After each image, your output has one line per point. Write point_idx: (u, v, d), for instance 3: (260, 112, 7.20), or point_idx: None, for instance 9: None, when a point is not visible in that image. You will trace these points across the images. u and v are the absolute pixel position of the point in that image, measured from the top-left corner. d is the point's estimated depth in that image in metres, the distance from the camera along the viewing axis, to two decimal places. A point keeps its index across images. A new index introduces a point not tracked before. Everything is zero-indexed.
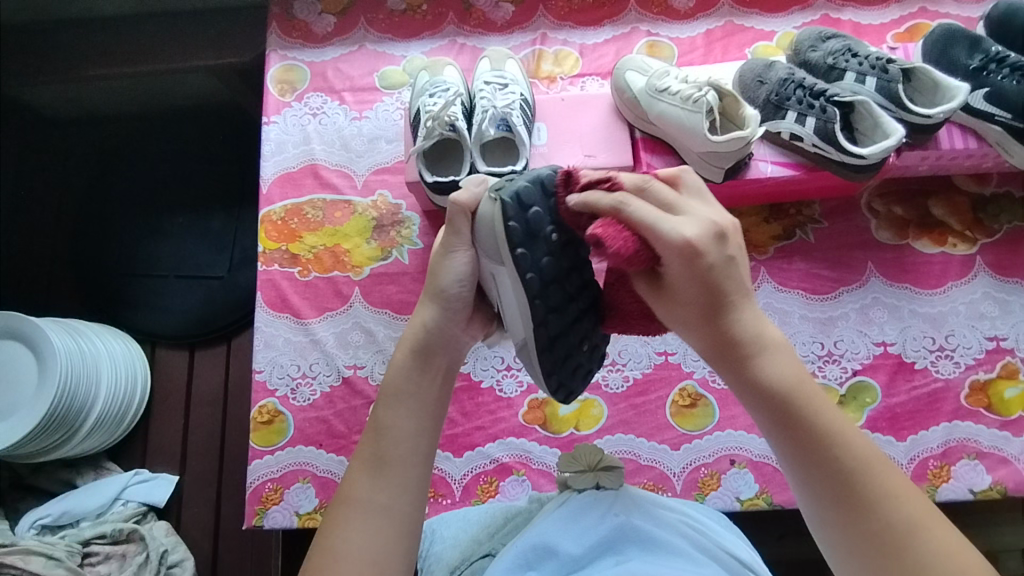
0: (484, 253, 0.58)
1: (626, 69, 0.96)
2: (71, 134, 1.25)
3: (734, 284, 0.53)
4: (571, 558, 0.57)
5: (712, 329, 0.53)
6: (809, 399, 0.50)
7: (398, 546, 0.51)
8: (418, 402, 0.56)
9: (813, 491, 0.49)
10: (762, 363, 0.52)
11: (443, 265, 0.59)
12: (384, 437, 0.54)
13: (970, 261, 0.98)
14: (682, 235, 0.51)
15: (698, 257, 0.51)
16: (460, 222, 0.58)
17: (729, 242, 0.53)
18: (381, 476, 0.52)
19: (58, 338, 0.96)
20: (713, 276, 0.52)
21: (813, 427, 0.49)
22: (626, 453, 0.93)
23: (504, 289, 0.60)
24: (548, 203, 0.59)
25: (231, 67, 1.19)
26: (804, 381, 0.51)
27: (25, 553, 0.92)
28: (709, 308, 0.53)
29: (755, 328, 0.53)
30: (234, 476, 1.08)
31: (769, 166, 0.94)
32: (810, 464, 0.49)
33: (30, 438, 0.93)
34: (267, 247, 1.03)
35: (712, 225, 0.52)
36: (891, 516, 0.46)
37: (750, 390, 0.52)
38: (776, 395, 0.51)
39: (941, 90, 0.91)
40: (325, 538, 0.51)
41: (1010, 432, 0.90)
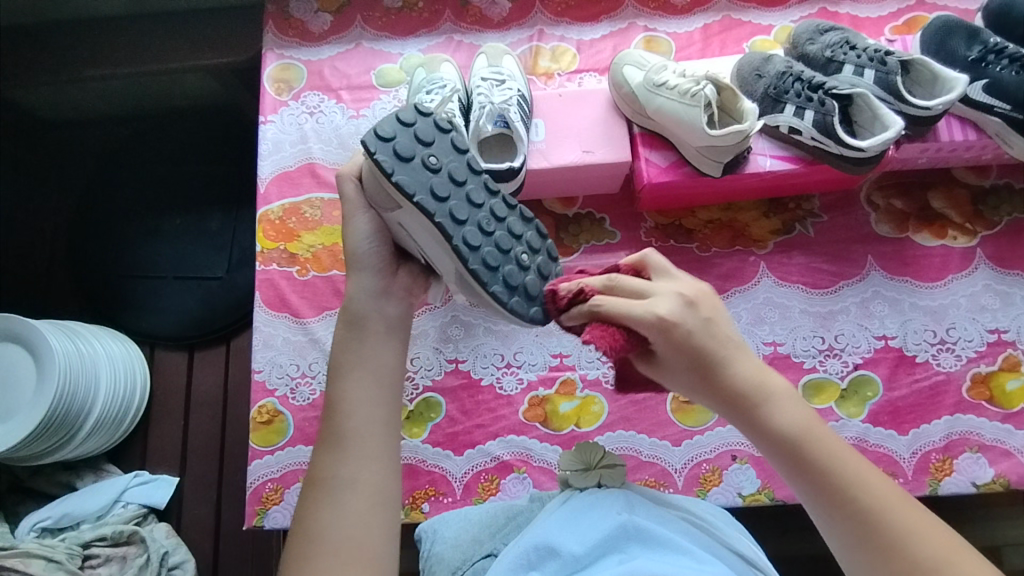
0: (378, 205, 0.63)
1: (624, 64, 0.96)
2: (66, 135, 1.25)
3: (722, 342, 0.52)
4: (574, 557, 0.56)
5: (712, 389, 0.52)
6: (821, 444, 0.50)
7: (372, 518, 0.51)
8: (368, 371, 0.56)
9: (837, 534, 0.49)
10: (769, 412, 0.51)
11: (348, 230, 0.63)
12: (340, 412, 0.54)
13: (971, 253, 0.97)
14: (655, 314, 0.51)
15: (676, 330, 0.51)
16: (348, 187, 0.64)
17: (703, 307, 0.53)
18: (341, 450, 0.53)
19: (56, 339, 0.96)
20: (697, 343, 0.51)
21: (826, 473, 0.49)
22: (627, 449, 0.93)
23: (415, 232, 0.63)
24: (412, 131, 0.62)
25: (229, 66, 1.20)
26: (811, 425, 0.51)
27: (25, 556, 0.92)
28: (703, 369, 0.52)
29: (755, 377, 0.52)
30: (235, 477, 1.07)
31: (768, 159, 0.93)
32: (829, 510, 0.49)
33: (30, 440, 0.93)
34: (265, 246, 1.03)
35: (682, 297, 0.53)
36: (919, 552, 0.46)
37: (761, 439, 0.52)
38: (786, 443, 0.51)
39: (940, 81, 0.91)
40: (300, 521, 0.51)
41: (1013, 425, 0.90)
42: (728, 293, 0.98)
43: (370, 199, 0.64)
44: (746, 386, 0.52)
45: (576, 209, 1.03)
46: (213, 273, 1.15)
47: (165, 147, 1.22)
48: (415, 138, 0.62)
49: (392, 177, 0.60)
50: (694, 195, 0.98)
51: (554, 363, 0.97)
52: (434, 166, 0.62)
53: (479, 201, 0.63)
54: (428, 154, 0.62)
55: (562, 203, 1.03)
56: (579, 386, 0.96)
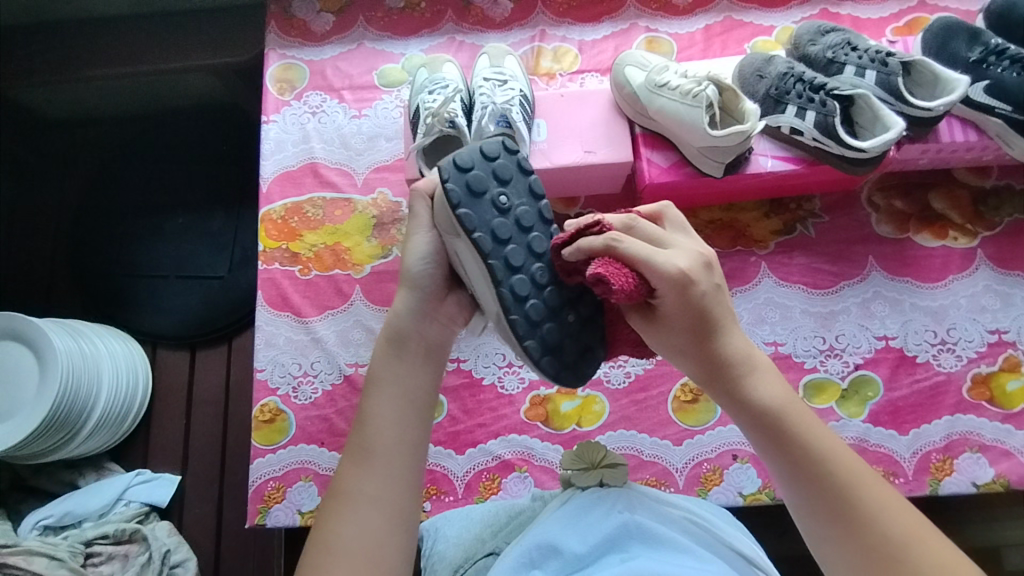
0: (441, 229, 0.60)
1: (626, 65, 0.97)
2: (68, 135, 1.25)
3: (723, 308, 0.54)
4: (576, 556, 0.56)
5: (703, 355, 0.54)
6: (801, 420, 0.51)
7: (390, 535, 0.51)
8: (400, 390, 0.55)
9: (807, 507, 0.50)
10: (752, 383, 0.53)
11: (407, 247, 0.60)
12: (368, 428, 0.54)
13: (972, 254, 0.97)
14: (675, 266, 0.52)
15: (690, 288, 0.52)
16: (419, 206, 0.62)
17: (716, 273, 0.54)
18: (369, 465, 0.53)
19: (59, 337, 0.96)
20: (704, 303, 0.53)
21: (804, 447, 0.50)
22: (628, 448, 0.93)
23: (469, 266, 0.60)
24: (492, 167, 0.61)
25: (230, 66, 1.21)
26: (793, 401, 0.52)
27: (28, 554, 0.92)
28: (698, 332, 0.54)
29: (744, 349, 0.54)
30: (236, 476, 1.08)
31: (769, 160, 0.93)
32: (800, 481, 0.50)
33: (33, 438, 0.93)
34: (268, 245, 1.03)
35: (701, 257, 0.54)
36: (887, 527, 0.47)
37: (742, 408, 0.53)
38: (767, 414, 0.51)
39: (941, 82, 0.91)
40: (320, 529, 0.52)
41: (1013, 425, 0.90)
42: (729, 293, 0.98)
43: (437, 222, 0.61)
44: (735, 356, 0.53)
45: (577, 210, 1.03)
46: (214, 273, 1.16)
47: (168, 148, 1.23)
48: (492, 175, 0.61)
49: (457, 209, 0.58)
50: (695, 195, 0.99)
51: None
52: (504, 207, 0.60)
53: (540, 250, 0.61)
54: (499, 193, 0.60)
55: (563, 203, 1.03)
56: (580, 386, 0.96)
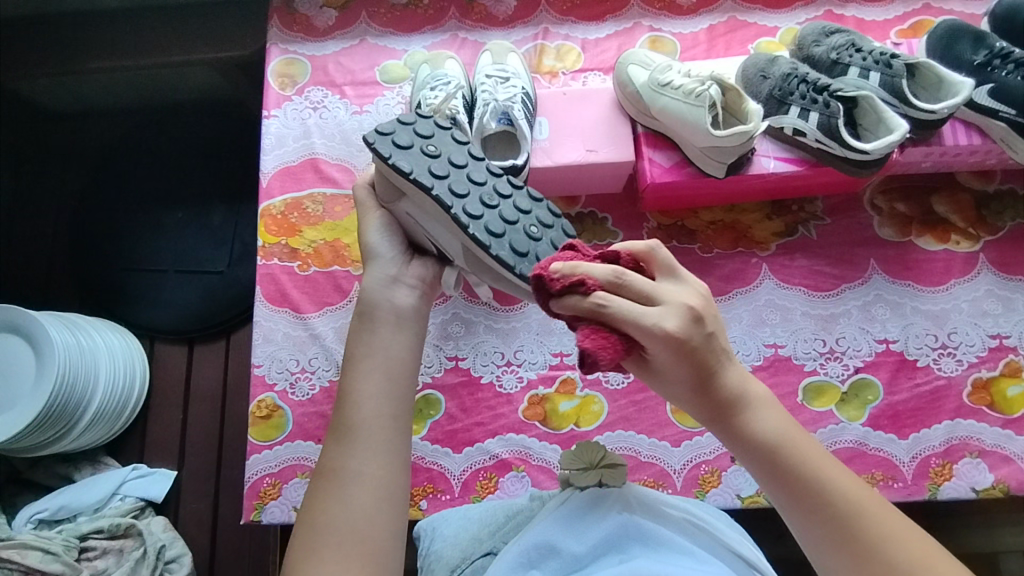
0: (387, 201, 0.66)
1: (629, 64, 0.96)
2: (68, 128, 1.24)
3: (720, 353, 0.52)
4: (574, 556, 0.56)
5: (700, 397, 0.53)
6: (803, 451, 0.51)
7: (377, 511, 0.51)
8: (380, 364, 0.55)
9: (817, 542, 0.50)
10: (751, 422, 0.52)
11: (364, 230, 0.66)
12: (347, 405, 0.54)
13: (974, 258, 0.97)
14: (663, 329, 0.49)
15: (682, 346, 0.50)
16: (363, 194, 0.68)
17: (707, 322, 0.51)
18: (350, 441, 0.53)
19: (56, 330, 0.96)
20: (700, 357, 0.51)
21: (810, 485, 0.50)
22: (626, 449, 0.92)
23: (421, 219, 0.65)
24: (411, 129, 0.65)
25: (234, 60, 1.21)
26: (793, 436, 0.52)
27: (22, 548, 0.92)
28: (694, 379, 0.52)
29: (741, 387, 0.52)
30: (233, 472, 1.07)
31: (772, 161, 0.93)
32: (808, 514, 0.50)
33: (29, 432, 0.93)
34: (267, 240, 1.03)
35: (688, 310, 0.51)
36: (893, 560, 0.47)
37: (743, 447, 0.52)
38: (766, 451, 0.51)
39: (946, 85, 0.90)
40: (309, 511, 0.51)
41: (1013, 430, 0.89)
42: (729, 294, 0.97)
43: (382, 199, 0.67)
44: (733, 397, 0.52)
45: (578, 209, 1.03)
46: (213, 268, 1.15)
47: (167, 142, 1.22)
48: (415, 133, 0.65)
49: (390, 160, 0.62)
50: (696, 195, 0.98)
51: (554, 362, 0.97)
52: (433, 152, 0.64)
53: (479, 180, 0.64)
54: (426, 144, 0.64)
55: (564, 202, 1.03)
56: (579, 385, 0.95)
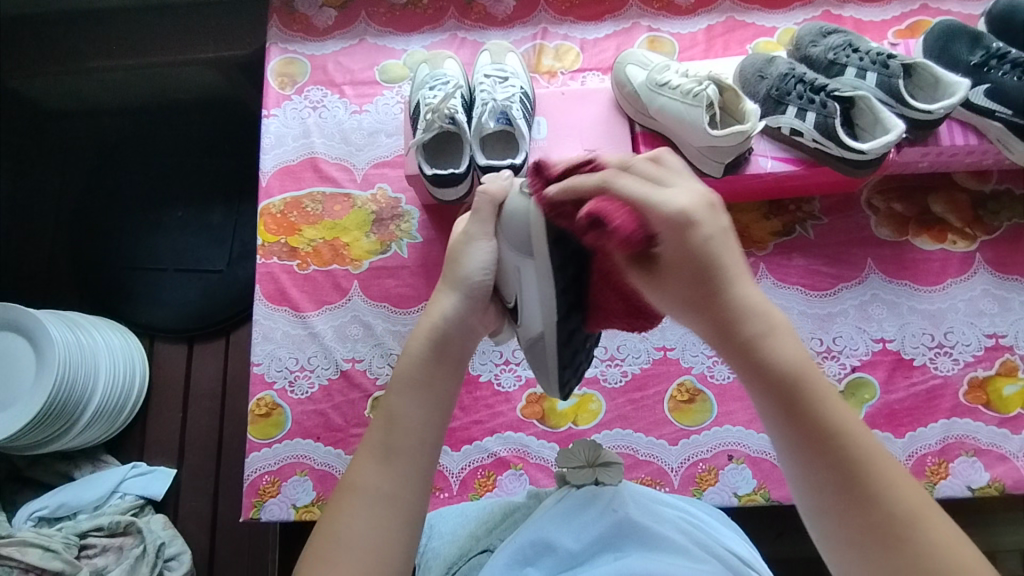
0: (508, 242, 0.57)
1: (627, 64, 0.96)
2: (66, 126, 1.25)
3: (735, 261, 0.49)
4: (570, 554, 0.56)
5: (712, 306, 0.49)
6: (815, 387, 0.47)
7: (401, 533, 0.49)
8: (432, 392, 0.54)
9: (811, 479, 0.47)
10: (765, 346, 0.48)
11: (467, 253, 0.57)
12: (396, 427, 0.52)
13: (970, 258, 0.97)
14: (675, 206, 0.47)
15: (693, 232, 0.47)
16: (487, 211, 0.57)
17: (724, 216, 0.49)
18: (390, 464, 0.51)
19: (56, 328, 0.96)
20: (712, 249, 0.48)
21: (816, 419, 0.46)
22: (624, 448, 0.93)
23: (527, 284, 0.58)
24: None
25: (233, 60, 1.21)
26: (807, 368, 0.48)
27: (22, 545, 0.92)
28: (707, 282, 0.48)
29: (757, 307, 0.49)
30: (232, 470, 1.08)
31: (769, 161, 0.93)
32: (812, 449, 0.46)
33: (29, 429, 0.93)
34: (267, 239, 1.03)
35: (705, 196, 0.49)
36: (891, 505, 0.44)
37: (754, 367, 0.48)
38: (781, 378, 0.47)
39: (942, 85, 0.91)
40: (330, 523, 0.50)
41: (1009, 429, 0.90)
42: None
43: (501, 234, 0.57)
44: (749, 314, 0.49)
45: None
46: (213, 267, 1.16)
47: (168, 142, 1.22)
48: None
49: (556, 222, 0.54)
50: None
51: None
52: None
53: None
54: None
55: None
56: (577, 384, 0.96)
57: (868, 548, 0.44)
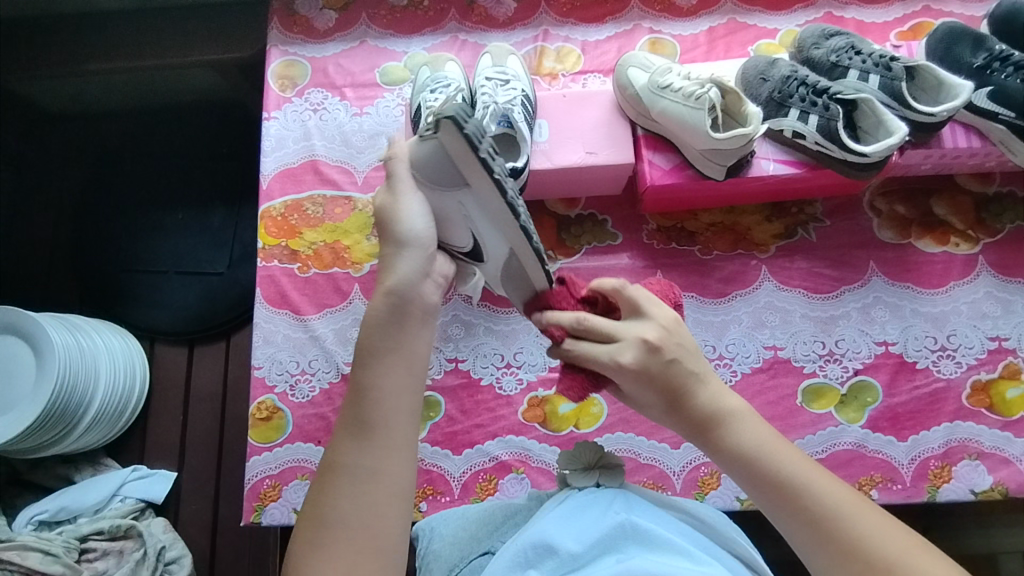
0: (437, 183, 0.57)
1: (629, 66, 0.96)
2: (68, 129, 1.25)
3: (689, 373, 0.54)
4: (571, 556, 0.56)
5: (681, 418, 0.55)
6: (781, 459, 0.53)
7: (387, 507, 0.52)
8: (400, 358, 0.54)
9: (803, 539, 0.52)
10: (733, 435, 0.54)
11: (397, 210, 0.57)
12: (370, 399, 0.53)
13: (973, 261, 0.97)
14: (619, 363, 0.54)
15: (641, 376, 0.54)
16: (399, 169, 0.58)
17: (666, 350, 0.54)
18: (366, 439, 0.52)
19: (56, 332, 0.96)
20: (663, 383, 0.54)
21: (790, 489, 0.52)
22: (626, 451, 0.92)
23: (473, 213, 0.59)
24: (474, 120, 0.56)
25: (234, 61, 1.20)
26: (771, 444, 0.54)
27: (22, 549, 0.92)
28: (670, 402, 0.55)
29: (717, 404, 0.55)
30: (233, 474, 1.07)
31: (771, 163, 0.93)
32: (794, 515, 0.52)
33: (29, 433, 0.93)
34: (267, 243, 1.03)
35: (645, 342, 0.54)
36: (873, 551, 0.49)
37: (727, 458, 0.54)
38: (750, 462, 0.53)
39: (945, 88, 0.90)
40: (317, 504, 0.52)
41: (1012, 432, 0.89)
42: (729, 296, 0.98)
43: (427, 179, 0.57)
44: (713, 411, 0.54)
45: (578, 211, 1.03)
46: (214, 269, 1.15)
47: (168, 144, 1.22)
48: (478, 122, 0.56)
49: (465, 142, 0.54)
50: (696, 197, 0.98)
51: (554, 364, 0.97)
52: (494, 151, 0.58)
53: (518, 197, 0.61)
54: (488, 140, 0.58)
55: (565, 204, 1.03)
56: None
57: None
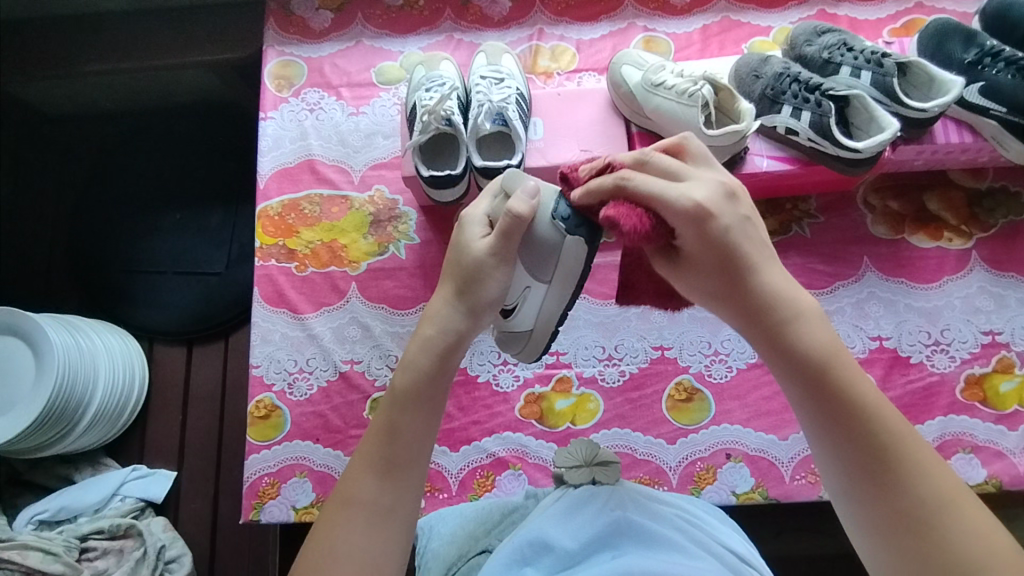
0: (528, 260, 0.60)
1: (622, 64, 0.97)
2: (65, 130, 1.25)
3: (755, 243, 0.50)
4: (567, 553, 0.56)
5: (740, 297, 0.50)
6: (845, 368, 0.48)
7: (394, 545, 0.50)
8: (429, 407, 0.54)
9: (842, 462, 0.47)
10: (797, 329, 0.49)
11: (490, 278, 0.56)
12: (398, 439, 0.52)
13: (966, 256, 0.98)
14: (691, 200, 0.48)
15: (711, 223, 0.49)
16: (515, 236, 0.56)
17: (742, 202, 0.50)
18: (389, 479, 0.51)
19: (56, 333, 0.96)
20: (732, 238, 0.49)
21: (845, 398, 0.47)
22: (622, 447, 0.93)
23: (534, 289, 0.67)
24: None
25: (229, 63, 1.22)
26: (839, 350, 0.49)
27: (23, 549, 0.92)
28: (731, 274, 0.49)
29: (785, 291, 0.50)
30: (232, 472, 1.08)
31: (764, 160, 0.94)
32: (841, 431, 0.46)
33: (29, 433, 0.93)
34: (264, 242, 1.04)
35: (722, 186, 0.50)
36: (920, 489, 0.44)
37: (783, 353, 0.49)
38: (812, 363, 0.48)
39: (936, 84, 0.91)
40: (324, 534, 0.50)
41: (1006, 426, 0.90)
42: None
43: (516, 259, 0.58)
44: (778, 297, 0.49)
45: None
46: (212, 269, 1.16)
47: (165, 144, 1.23)
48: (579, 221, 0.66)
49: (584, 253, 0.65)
50: None
51: (550, 360, 0.97)
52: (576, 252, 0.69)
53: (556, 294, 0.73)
54: None
55: None
56: (575, 384, 0.96)
57: (895, 534, 0.44)
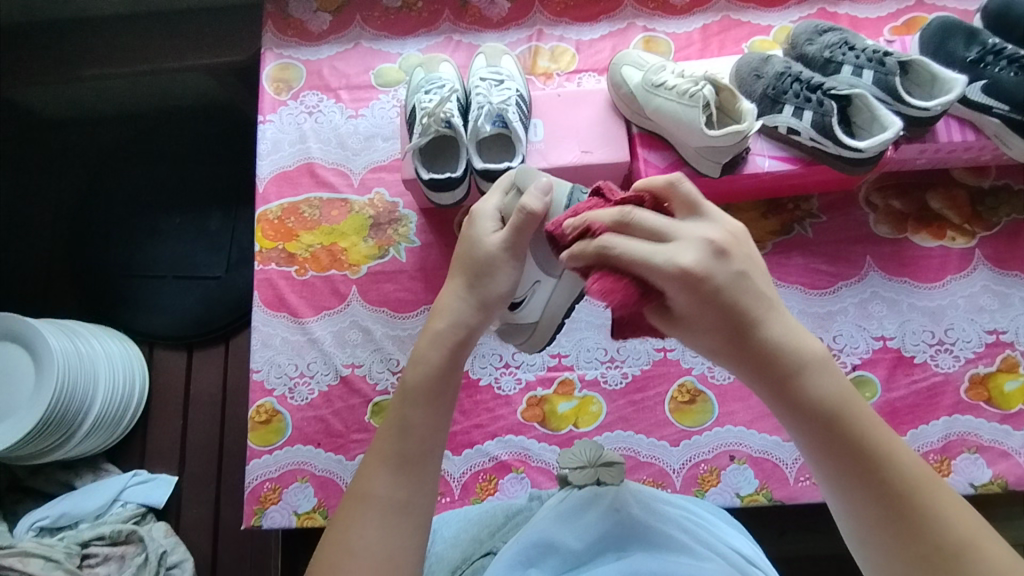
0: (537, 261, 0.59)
1: (623, 65, 0.96)
2: (71, 134, 1.26)
3: (755, 296, 0.47)
4: (574, 553, 0.55)
5: (744, 352, 0.47)
6: (855, 414, 0.47)
7: (411, 540, 0.49)
8: (441, 400, 0.53)
9: (860, 508, 0.46)
10: (805, 382, 0.47)
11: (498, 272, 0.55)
12: (410, 434, 0.52)
13: (970, 254, 0.97)
14: (677, 265, 0.45)
15: (705, 284, 0.46)
16: (526, 229, 0.55)
17: (735, 258, 0.47)
18: (402, 475, 0.51)
19: (55, 338, 0.96)
20: (729, 300, 0.46)
21: (858, 444, 0.46)
22: (626, 449, 0.92)
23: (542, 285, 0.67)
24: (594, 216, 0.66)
25: (229, 66, 1.18)
26: (848, 395, 0.47)
27: (24, 556, 0.92)
28: (733, 331, 0.47)
29: (792, 342, 0.47)
30: (233, 477, 1.07)
31: (766, 160, 0.93)
32: (859, 477, 0.46)
33: (29, 440, 0.93)
34: (264, 246, 1.03)
35: (710, 244, 0.47)
36: (943, 533, 0.44)
37: (792, 406, 0.47)
38: (822, 413, 0.47)
39: (938, 82, 0.91)
40: (339, 534, 0.50)
41: (1011, 425, 0.89)
42: None
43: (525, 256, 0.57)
44: (784, 352, 0.47)
45: None
46: (212, 273, 1.15)
47: (166, 149, 1.23)
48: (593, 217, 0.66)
49: None
50: None
51: (553, 363, 0.97)
52: None
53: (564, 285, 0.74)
54: None
55: None
56: (578, 386, 0.96)
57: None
